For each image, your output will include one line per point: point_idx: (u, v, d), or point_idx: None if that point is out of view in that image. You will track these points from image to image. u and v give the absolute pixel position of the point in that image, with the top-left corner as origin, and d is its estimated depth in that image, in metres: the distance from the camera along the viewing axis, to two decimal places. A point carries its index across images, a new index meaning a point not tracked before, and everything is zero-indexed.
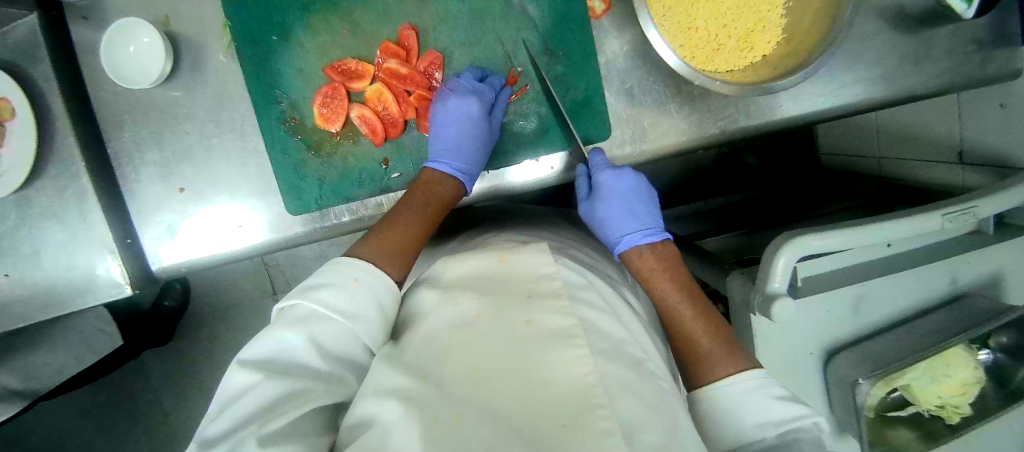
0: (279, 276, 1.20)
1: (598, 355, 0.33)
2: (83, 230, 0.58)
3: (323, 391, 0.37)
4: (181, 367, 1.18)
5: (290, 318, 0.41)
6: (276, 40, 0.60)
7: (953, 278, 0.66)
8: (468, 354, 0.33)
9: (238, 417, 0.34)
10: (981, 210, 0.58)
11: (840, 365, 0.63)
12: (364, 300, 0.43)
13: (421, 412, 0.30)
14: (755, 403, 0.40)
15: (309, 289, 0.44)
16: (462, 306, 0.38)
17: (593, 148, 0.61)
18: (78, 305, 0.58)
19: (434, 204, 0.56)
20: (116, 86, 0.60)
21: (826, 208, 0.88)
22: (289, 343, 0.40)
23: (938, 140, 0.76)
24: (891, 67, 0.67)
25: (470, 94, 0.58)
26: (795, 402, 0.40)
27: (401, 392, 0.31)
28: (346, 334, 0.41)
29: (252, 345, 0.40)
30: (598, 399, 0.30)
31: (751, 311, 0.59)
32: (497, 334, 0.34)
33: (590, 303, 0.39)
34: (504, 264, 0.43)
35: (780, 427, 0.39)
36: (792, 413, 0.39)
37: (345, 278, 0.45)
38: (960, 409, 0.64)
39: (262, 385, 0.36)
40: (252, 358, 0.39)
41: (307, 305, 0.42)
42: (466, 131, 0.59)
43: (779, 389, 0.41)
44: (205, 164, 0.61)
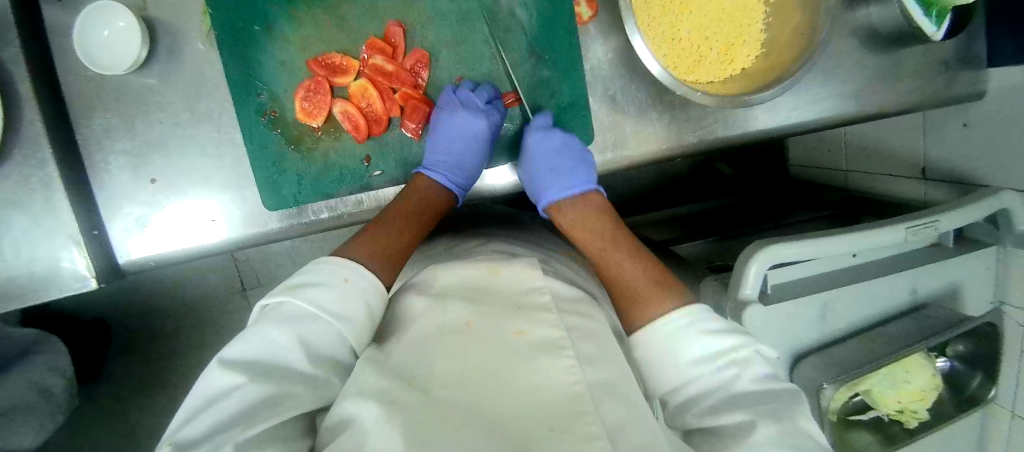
0: (249, 272, 1.17)
1: (585, 363, 0.34)
2: (47, 220, 0.55)
3: (305, 395, 0.37)
4: (143, 365, 1.14)
5: (278, 315, 0.41)
6: (258, 30, 0.59)
7: (914, 289, 0.69)
8: (457, 359, 0.33)
9: (217, 420, 0.33)
10: (942, 225, 0.62)
11: (807, 370, 0.65)
12: (352, 302, 0.44)
13: (405, 414, 0.29)
14: (691, 341, 0.42)
15: (298, 287, 0.44)
16: (451, 314, 0.39)
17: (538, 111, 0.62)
18: (41, 297, 0.56)
19: (429, 213, 0.59)
20: (87, 70, 0.58)
21: (793, 218, 0.91)
22: (274, 342, 0.39)
23: (903, 156, 0.80)
24: (860, 85, 0.70)
25: (481, 115, 0.59)
26: (729, 334, 0.42)
27: (384, 396, 0.31)
28: (335, 336, 0.41)
29: (233, 344, 0.39)
30: (586, 406, 0.30)
31: (724, 316, 0.61)
32: (487, 341, 0.35)
33: (577, 313, 0.41)
34: (493, 275, 0.45)
35: (717, 362, 0.40)
36: (726, 345, 0.41)
37: (336, 277, 0.46)
38: (919, 414, 0.67)
39: (245, 386, 0.35)
40: (233, 356, 0.38)
41: (295, 304, 0.42)
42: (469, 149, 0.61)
43: (715, 322, 0.43)
44: (178, 155, 0.60)
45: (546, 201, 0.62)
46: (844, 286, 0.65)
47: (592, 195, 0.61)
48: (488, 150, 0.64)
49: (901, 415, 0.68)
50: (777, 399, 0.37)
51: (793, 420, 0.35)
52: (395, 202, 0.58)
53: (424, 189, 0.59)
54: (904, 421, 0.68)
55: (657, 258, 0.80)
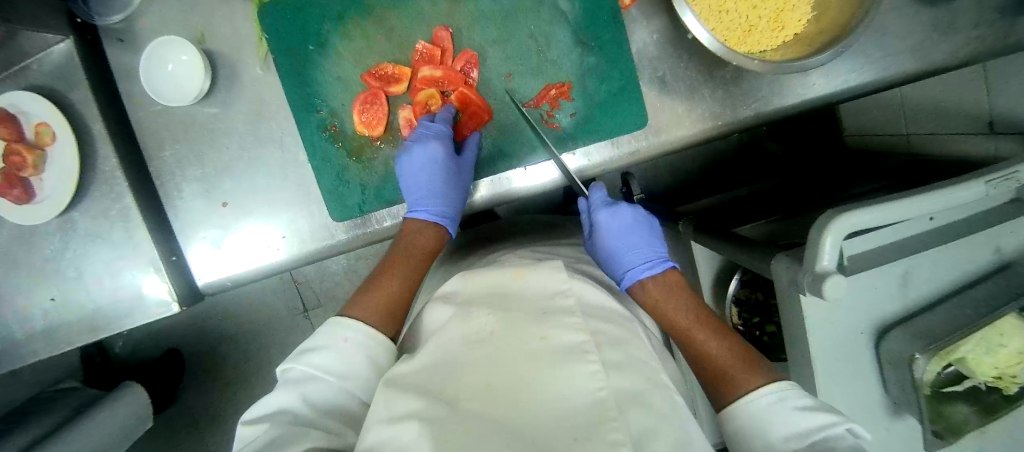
0: (309, 293, 1.20)
1: (610, 369, 0.36)
2: (130, 249, 0.58)
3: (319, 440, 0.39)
4: (213, 387, 1.18)
5: (287, 380, 0.44)
6: (312, 49, 0.61)
7: (998, 248, 0.65)
8: (483, 370, 0.36)
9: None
10: (1022, 175, 0.58)
11: (894, 341, 0.61)
12: (353, 359, 0.45)
13: (434, 427, 0.32)
14: (781, 418, 0.41)
15: (304, 349, 0.45)
16: (477, 321, 0.40)
17: (595, 184, 0.67)
18: (126, 324, 0.59)
19: (419, 255, 0.57)
20: (156, 105, 0.61)
21: (855, 191, 0.86)
22: (288, 404, 0.41)
23: (969, 113, 0.77)
24: (918, 40, 0.66)
25: (431, 139, 0.59)
26: (822, 412, 0.41)
27: (415, 411, 0.34)
28: (336, 393, 0.43)
29: (255, 407, 0.42)
30: (609, 412, 0.32)
31: (801, 291, 0.59)
32: (511, 350, 0.37)
33: (602, 318, 0.43)
34: (520, 278, 0.44)
35: (809, 439, 0.39)
36: (825, 421, 0.40)
37: (335, 338, 0.46)
38: (1017, 379, 0.63)
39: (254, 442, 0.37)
40: (253, 415, 0.42)
41: (301, 368, 0.44)
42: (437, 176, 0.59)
43: (805, 400, 0.42)
44: (244, 177, 0.62)
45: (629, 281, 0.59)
46: (928, 250, 0.62)
47: (669, 275, 0.58)
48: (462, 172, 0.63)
49: (1000, 382, 0.64)
50: None
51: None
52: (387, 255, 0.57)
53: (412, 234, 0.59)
54: (1004, 388, 0.64)
55: (719, 241, 0.78)
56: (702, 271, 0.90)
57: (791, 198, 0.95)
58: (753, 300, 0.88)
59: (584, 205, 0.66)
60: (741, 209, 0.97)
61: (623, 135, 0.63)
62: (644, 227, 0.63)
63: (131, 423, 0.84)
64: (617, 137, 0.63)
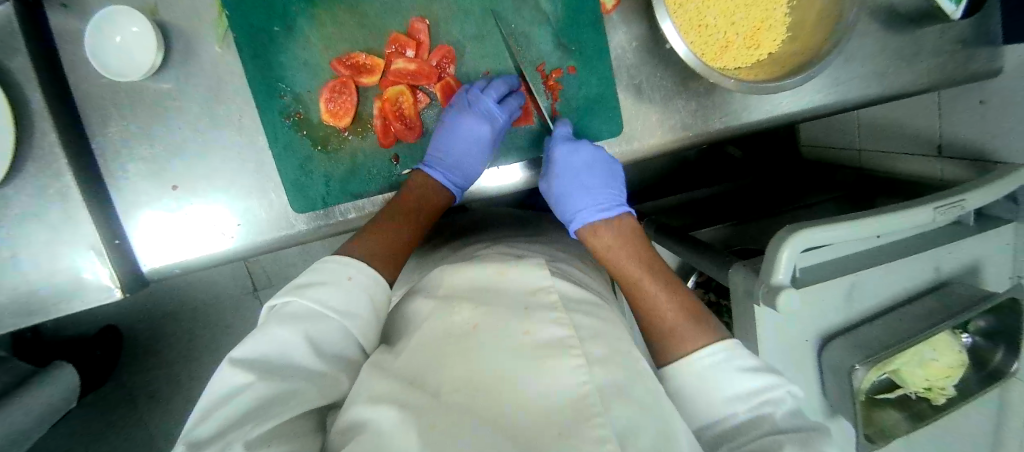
0: (260, 274, 1.17)
1: (595, 364, 0.35)
2: (69, 231, 0.54)
3: (315, 390, 0.37)
4: (159, 369, 1.14)
5: (284, 315, 0.41)
6: (278, 31, 0.57)
7: (936, 267, 0.70)
8: (466, 362, 0.34)
9: (229, 418, 0.33)
10: (966, 204, 0.61)
11: (836, 351, 0.65)
12: (358, 300, 0.44)
13: (416, 419, 0.30)
14: (723, 379, 0.42)
15: (302, 286, 0.44)
16: (461, 316, 0.39)
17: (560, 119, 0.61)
18: (64, 309, 0.55)
19: (428, 209, 0.58)
20: (102, 78, 0.57)
21: (806, 200, 0.92)
22: (286, 343, 0.39)
23: (918, 135, 0.80)
24: (881, 65, 0.69)
25: (486, 119, 0.57)
26: (761, 373, 0.42)
27: (395, 401, 0.32)
28: (339, 333, 0.42)
29: (243, 345, 0.39)
30: (593, 407, 0.31)
31: (755, 301, 0.62)
32: (493, 341, 0.36)
33: (585, 313, 0.42)
34: (502, 275, 0.45)
35: (752, 402, 0.41)
36: (761, 384, 0.41)
37: (339, 276, 0.46)
38: (945, 390, 0.69)
39: (253, 387, 0.35)
40: (242, 354, 0.38)
41: (301, 304, 0.42)
42: (468, 150, 0.59)
43: (749, 361, 0.43)
44: (199, 160, 0.59)
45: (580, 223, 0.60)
46: (869, 268, 0.66)
47: (624, 219, 0.60)
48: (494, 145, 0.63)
49: (929, 392, 0.69)
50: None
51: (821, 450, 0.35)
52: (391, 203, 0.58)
53: (421, 187, 0.58)
54: (931, 398, 0.70)
55: (677, 244, 0.80)
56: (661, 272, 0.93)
57: (747, 203, 0.99)
58: (706, 301, 0.91)
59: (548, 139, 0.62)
60: (703, 209, 1.00)
61: (596, 141, 0.64)
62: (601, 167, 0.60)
63: (58, 403, 0.81)
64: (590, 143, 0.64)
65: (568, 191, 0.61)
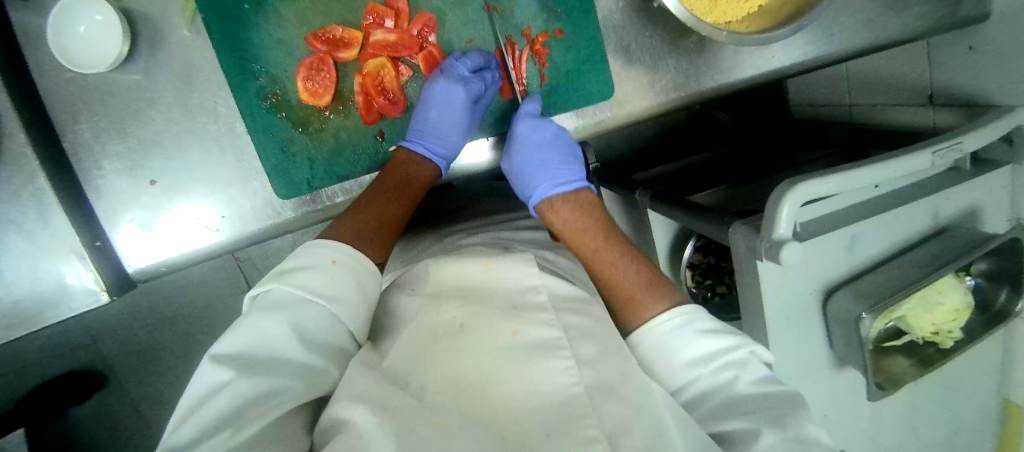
0: (252, 271, 1.15)
1: (585, 365, 0.34)
2: (47, 236, 0.52)
3: (301, 386, 0.35)
4: (160, 372, 1.15)
5: (266, 303, 0.40)
6: (248, 8, 0.55)
7: (936, 213, 0.68)
8: (449, 363, 0.33)
9: (209, 420, 0.31)
10: (965, 146, 0.60)
11: (840, 307, 0.64)
12: (344, 283, 0.43)
13: (399, 424, 0.29)
14: (684, 343, 0.42)
15: (284, 272, 0.42)
16: (446, 313, 0.37)
17: (529, 93, 0.59)
18: (49, 318, 0.53)
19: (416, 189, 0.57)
20: (68, 72, 0.54)
21: (798, 158, 0.90)
22: (268, 333, 0.37)
23: (911, 85, 0.78)
24: (874, 11, 0.67)
25: (459, 81, 0.56)
26: (723, 335, 0.42)
27: (377, 404, 0.31)
28: (324, 318, 0.40)
29: (225, 338, 0.37)
30: (585, 409, 0.30)
31: (758, 259, 0.60)
32: (479, 338, 0.34)
33: (574, 312, 0.40)
34: (490, 269, 0.43)
35: (711, 366, 0.41)
36: (722, 346, 0.42)
37: (323, 260, 0.44)
38: (953, 333, 0.69)
39: (234, 383, 0.33)
40: (223, 350, 0.36)
41: (284, 291, 0.41)
42: (447, 119, 0.57)
43: (709, 324, 0.44)
44: (176, 151, 0.57)
45: (539, 197, 0.60)
46: (870, 219, 0.64)
47: (583, 192, 0.60)
48: (477, 115, 0.61)
49: (937, 337, 0.69)
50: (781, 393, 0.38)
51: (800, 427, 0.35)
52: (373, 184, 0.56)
53: (406, 166, 0.56)
54: (939, 343, 0.70)
55: (673, 210, 0.79)
56: (659, 240, 0.91)
57: (741, 165, 0.97)
58: (706, 263, 0.91)
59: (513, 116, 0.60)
60: (695, 175, 0.98)
61: (587, 107, 0.62)
62: (564, 145, 0.61)
63: None
64: (581, 107, 0.62)
65: (527, 166, 0.60)
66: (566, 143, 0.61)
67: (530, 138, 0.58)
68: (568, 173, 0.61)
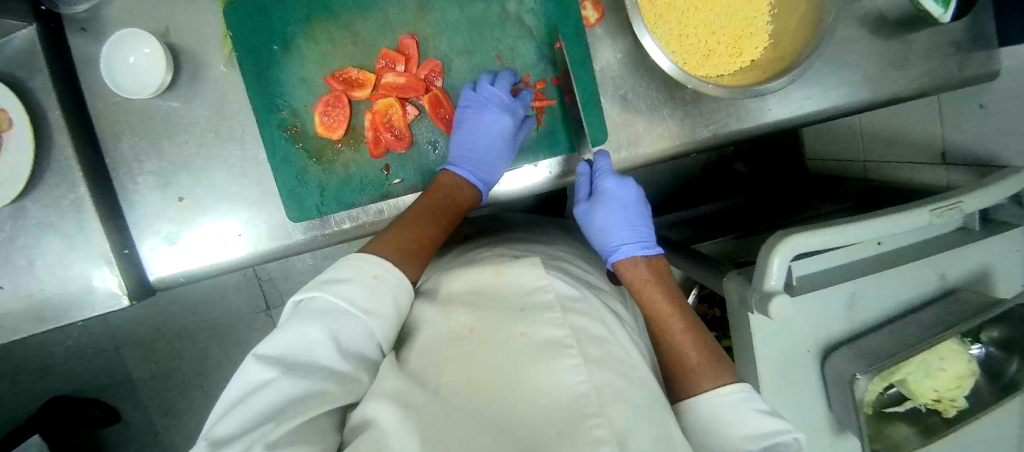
0: (273, 291, 1.19)
1: (592, 364, 0.35)
2: (82, 241, 0.57)
3: (338, 392, 0.38)
4: (173, 382, 1.19)
5: (309, 310, 0.42)
6: (277, 50, 0.61)
7: (941, 275, 0.68)
8: (462, 368, 0.35)
9: (250, 417, 0.34)
10: (964, 207, 0.60)
11: (837, 362, 0.63)
12: (385, 298, 0.44)
13: (419, 421, 0.32)
14: (741, 418, 0.44)
15: (327, 281, 0.44)
16: (457, 320, 0.40)
17: (600, 151, 0.62)
18: (74, 317, 0.58)
19: (452, 208, 0.59)
20: (116, 96, 0.61)
21: (814, 211, 0.91)
22: (312, 340, 0.39)
23: (922, 143, 0.79)
24: (871, 71, 0.69)
25: (504, 110, 0.59)
26: (778, 418, 0.44)
27: (398, 398, 0.33)
28: (364, 330, 0.42)
29: (267, 340, 0.40)
30: (590, 408, 0.32)
31: (749, 309, 0.61)
32: (493, 345, 0.36)
33: (583, 313, 0.41)
34: (499, 278, 0.45)
35: (765, 443, 0.42)
36: (777, 429, 0.43)
37: (365, 273, 0.45)
38: (957, 403, 0.65)
39: (277, 382, 0.36)
40: (266, 352, 0.39)
41: (327, 299, 0.42)
42: (494, 141, 0.61)
43: (766, 405, 0.45)
44: (203, 172, 0.62)
45: (617, 256, 0.62)
46: (868, 276, 0.64)
47: (659, 260, 0.61)
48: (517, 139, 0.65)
49: (940, 405, 0.66)
50: None
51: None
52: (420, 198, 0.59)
53: (448, 187, 0.60)
54: (942, 411, 0.67)
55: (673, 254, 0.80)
56: None
57: (755, 214, 0.99)
58: (711, 316, 0.90)
59: (587, 167, 0.64)
60: (712, 222, 1.01)
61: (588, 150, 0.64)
62: (640, 210, 0.65)
63: None
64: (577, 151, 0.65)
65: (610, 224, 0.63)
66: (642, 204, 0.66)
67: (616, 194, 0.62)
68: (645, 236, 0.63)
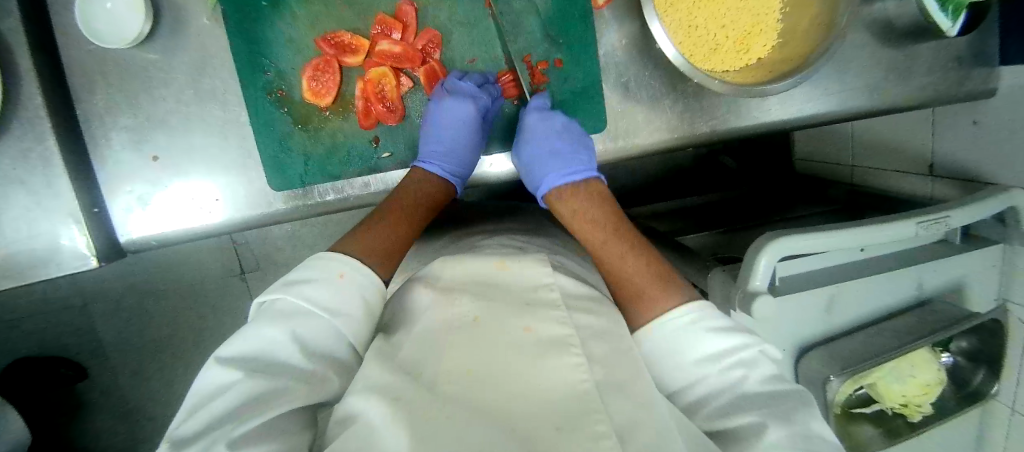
0: (248, 254, 1.17)
1: (596, 363, 0.35)
2: (49, 197, 0.54)
3: (302, 391, 0.36)
4: (144, 344, 1.16)
5: (273, 312, 0.41)
6: (265, 6, 0.58)
7: (919, 284, 0.69)
8: (461, 356, 0.34)
9: (212, 417, 0.33)
10: (951, 220, 0.61)
11: (812, 363, 0.65)
12: (349, 296, 0.43)
13: (408, 412, 0.30)
14: (693, 339, 0.42)
15: (293, 283, 0.43)
16: (458, 308, 0.38)
17: (537, 88, 0.61)
18: (37, 275, 0.55)
19: (428, 205, 0.58)
20: (91, 45, 0.57)
21: (799, 211, 0.91)
22: (274, 340, 0.38)
23: (912, 155, 0.79)
24: (873, 78, 0.69)
25: (468, 98, 0.58)
26: (732, 333, 0.42)
27: (389, 392, 0.31)
28: (328, 331, 0.41)
29: (230, 342, 0.39)
30: (593, 406, 0.31)
31: (732, 306, 0.61)
32: (497, 337, 0.35)
33: (586, 310, 0.40)
34: (502, 269, 0.44)
35: (722, 363, 0.40)
36: (734, 344, 0.41)
37: (331, 272, 0.45)
38: (922, 408, 0.68)
39: (240, 384, 0.35)
40: (229, 353, 0.37)
41: (290, 301, 0.42)
42: (458, 135, 0.59)
43: (721, 321, 0.43)
44: (182, 132, 0.59)
45: (547, 187, 0.61)
46: (851, 281, 0.65)
47: (593, 184, 0.60)
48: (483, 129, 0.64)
49: (906, 409, 0.68)
50: (788, 398, 0.38)
51: (805, 423, 0.36)
52: (388, 201, 0.57)
53: (420, 184, 0.59)
54: (908, 415, 0.69)
55: (661, 248, 0.80)
56: None
57: (739, 211, 0.99)
58: None
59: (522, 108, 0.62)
60: (696, 215, 1.00)
61: None
62: (574, 136, 0.60)
63: None
64: None
65: (534, 159, 0.61)
66: (574, 134, 0.61)
67: (541, 126, 0.59)
68: (572, 160, 0.60)
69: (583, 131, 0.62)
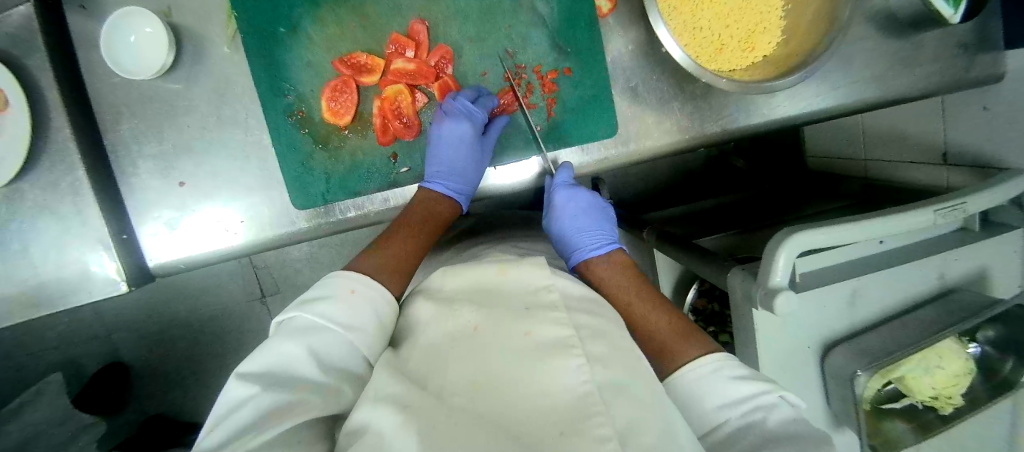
0: (268, 277, 1.18)
1: (596, 363, 0.34)
2: (79, 225, 0.56)
3: (318, 401, 0.36)
4: (167, 368, 1.17)
5: (290, 329, 0.42)
6: (284, 33, 0.60)
7: (941, 273, 0.68)
8: (469, 367, 0.34)
9: (232, 430, 0.33)
10: (970, 207, 0.60)
11: (838, 359, 0.64)
12: (363, 312, 0.44)
13: (418, 420, 0.30)
14: (715, 387, 0.42)
15: (308, 301, 0.44)
16: (462, 319, 0.39)
17: (561, 163, 0.63)
18: (70, 302, 0.56)
19: (433, 220, 0.59)
20: (116, 77, 0.59)
21: (812, 209, 0.90)
22: (291, 356, 0.39)
23: (925, 143, 0.79)
24: (880, 70, 0.69)
25: (464, 118, 0.59)
26: (752, 380, 0.41)
27: (397, 400, 0.32)
28: (344, 345, 0.41)
29: (250, 359, 0.39)
30: (595, 406, 0.30)
31: (753, 304, 0.61)
32: (499, 345, 0.35)
33: (588, 311, 0.40)
34: (503, 275, 0.44)
35: (743, 407, 0.40)
36: (754, 390, 0.41)
37: (342, 289, 0.46)
38: (953, 399, 0.67)
39: (257, 397, 0.35)
40: (248, 370, 0.38)
41: (306, 317, 0.43)
42: (462, 152, 0.60)
43: (738, 370, 0.43)
44: (205, 157, 0.61)
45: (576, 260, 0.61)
46: (872, 275, 0.65)
47: (617, 256, 0.60)
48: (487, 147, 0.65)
49: (936, 402, 0.67)
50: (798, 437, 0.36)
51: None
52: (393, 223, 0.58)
53: (427, 201, 0.60)
54: (939, 408, 0.68)
55: (677, 250, 0.80)
56: (661, 278, 0.92)
57: (754, 211, 0.99)
58: (709, 309, 0.91)
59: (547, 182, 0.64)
60: (706, 220, 1.00)
61: (593, 141, 0.65)
62: (598, 214, 0.65)
63: None
64: (586, 143, 0.65)
65: (568, 233, 0.63)
66: (597, 209, 0.65)
67: (568, 207, 0.63)
68: (599, 234, 0.62)
69: (602, 204, 0.66)
